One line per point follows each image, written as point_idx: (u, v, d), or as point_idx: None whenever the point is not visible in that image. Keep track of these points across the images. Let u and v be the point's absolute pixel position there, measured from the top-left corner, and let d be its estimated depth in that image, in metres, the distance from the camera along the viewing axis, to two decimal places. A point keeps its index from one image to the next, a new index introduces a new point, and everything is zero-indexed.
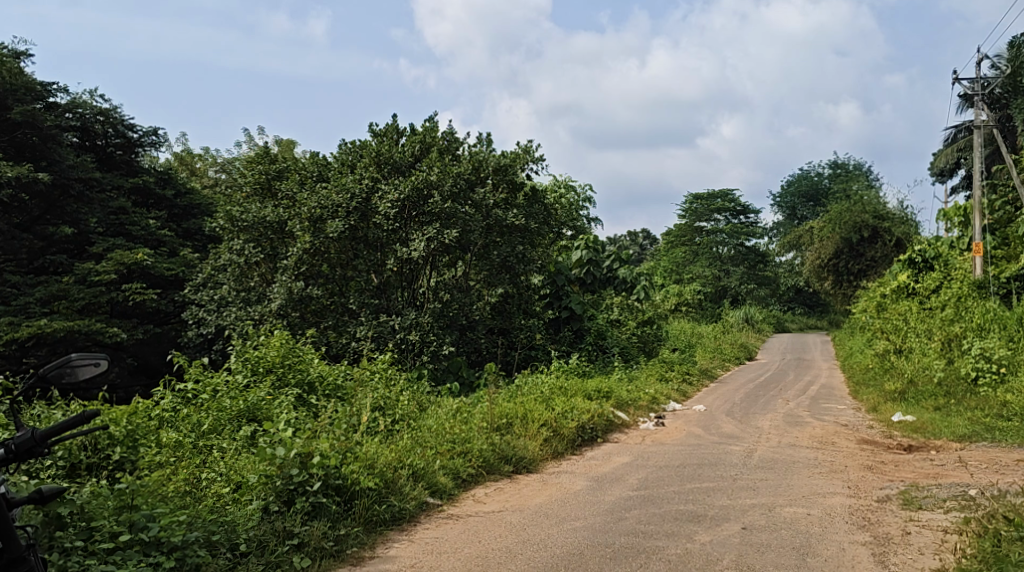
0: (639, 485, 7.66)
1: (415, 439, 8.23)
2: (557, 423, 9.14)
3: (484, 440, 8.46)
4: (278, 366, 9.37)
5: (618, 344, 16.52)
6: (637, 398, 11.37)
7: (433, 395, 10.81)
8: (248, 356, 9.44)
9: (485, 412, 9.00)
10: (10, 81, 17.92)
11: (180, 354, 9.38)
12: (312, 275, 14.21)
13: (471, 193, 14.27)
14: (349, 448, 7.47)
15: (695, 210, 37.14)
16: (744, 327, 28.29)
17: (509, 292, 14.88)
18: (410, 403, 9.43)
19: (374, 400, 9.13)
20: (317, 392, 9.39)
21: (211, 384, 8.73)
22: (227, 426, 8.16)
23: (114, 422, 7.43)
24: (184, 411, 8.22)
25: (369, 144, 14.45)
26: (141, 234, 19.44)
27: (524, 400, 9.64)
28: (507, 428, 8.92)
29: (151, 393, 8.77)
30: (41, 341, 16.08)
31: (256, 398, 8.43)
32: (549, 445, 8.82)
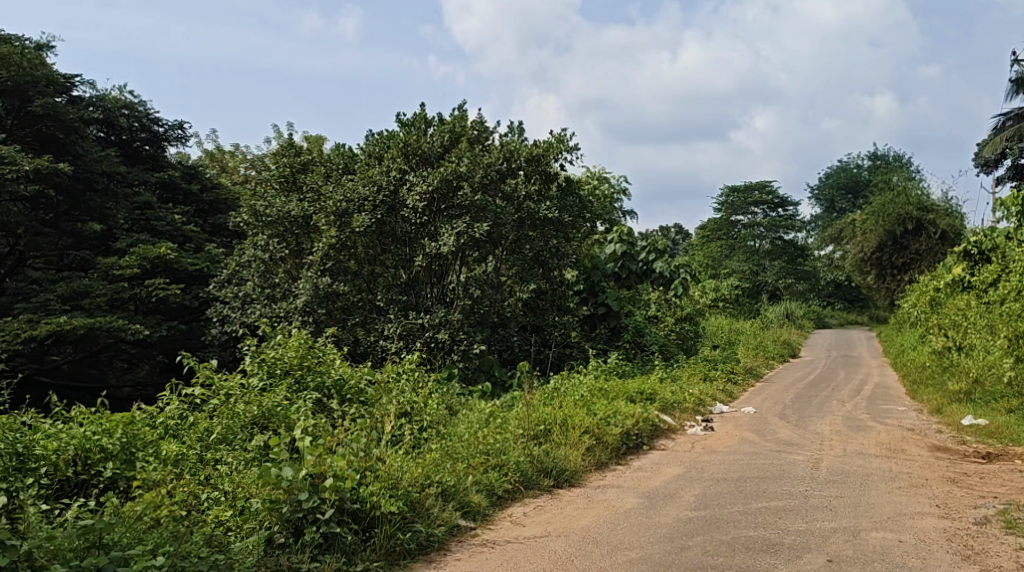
0: (697, 503, 6.92)
1: (446, 451, 7.54)
2: (600, 430, 8.42)
3: (520, 451, 7.74)
4: (296, 369, 8.76)
5: (656, 342, 15.70)
6: (683, 401, 10.61)
7: (465, 399, 10.10)
8: (265, 357, 8.79)
9: (521, 418, 8.27)
10: (31, 73, 17.38)
11: (192, 356, 8.73)
12: (340, 270, 13.53)
13: (503, 184, 13.60)
14: (371, 467, 6.81)
15: (731, 204, 36.22)
16: (784, 323, 27.39)
17: (542, 287, 14.16)
18: (438, 408, 8.76)
19: (399, 404, 8.45)
20: (339, 397, 8.73)
21: (223, 388, 8.11)
22: (239, 434, 7.54)
23: (108, 434, 7.20)
24: (190, 419, 7.68)
25: (396, 134, 13.83)
26: (166, 229, 18.84)
27: (563, 404, 8.91)
28: (546, 436, 8.18)
29: (157, 398, 8.21)
30: (61, 339, 15.55)
31: (271, 404, 7.79)
32: (591, 455, 8.11)
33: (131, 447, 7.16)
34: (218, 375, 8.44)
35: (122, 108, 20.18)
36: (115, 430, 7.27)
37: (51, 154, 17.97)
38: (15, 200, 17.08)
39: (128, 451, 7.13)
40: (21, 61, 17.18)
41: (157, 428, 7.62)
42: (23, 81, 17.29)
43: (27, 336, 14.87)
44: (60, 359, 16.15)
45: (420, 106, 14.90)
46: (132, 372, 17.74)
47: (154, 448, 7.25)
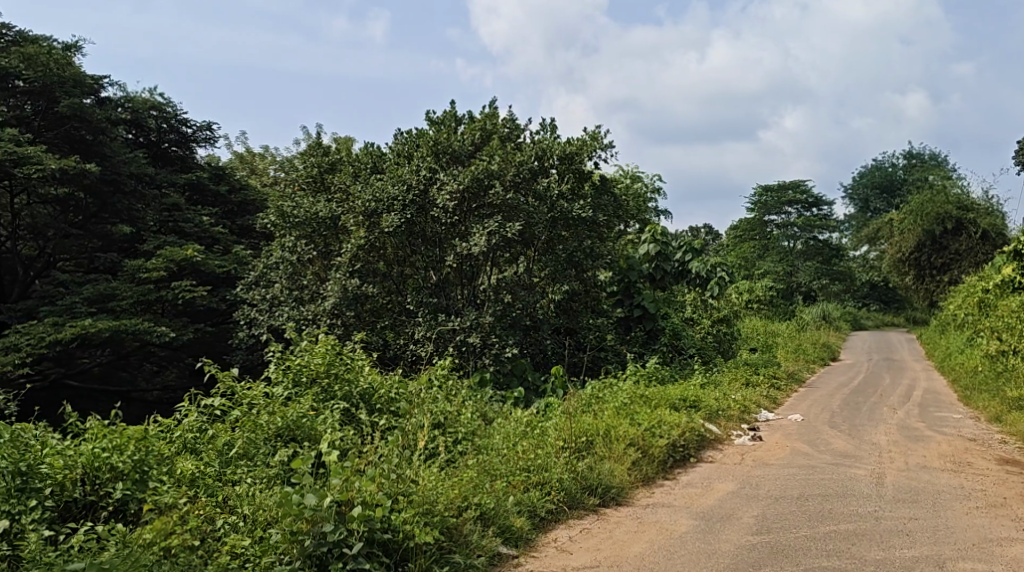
0: (759, 527, 6.45)
1: (485, 469, 7.10)
2: (645, 442, 7.96)
3: (563, 466, 7.28)
4: (323, 376, 8.34)
5: (694, 345, 15.15)
6: (728, 408, 10.14)
7: (500, 407, 9.65)
8: (291, 363, 8.39)
9: (562, 430, 7.82)
10: (58, 73, 17.15)
11: (214, 363, 8.32)
12: (369, 272, 13.12)
13: (536, 183, 13.19)
14: (403, 490, 6.40)
15: (765, 204, 35.60)
16: (820, 325, 26.73)
17: (575, 289, 13.65)
18: (473, 418, 8.32)
19: (432, 415, 8.04)
20: (368, 407, 8.30)
21: (246, 397, 7.73)
22: (261, 448, 7.19)
23: (119, 450, 6.79)
24: (209, 433, 7.30)
25: (426, 132, 13.46)
26: (193, 231, 18.53)
27: (604, 413, 8.45)
28: (589, 448, 7.72)
29: (175, 410, 7.84)
30: (87, 343, 15.24)
31: (296, 415, 7.41)
32: (637, 469, 7.64)
33: (143, 464, 6.75)
34: (242, 385, 8.06)
35: (150, 109, 19.94)
36: (127, 444, 6.86)
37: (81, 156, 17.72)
38: (45, 202, 17.32)
39: (142, 467, 6.74)
40: (48, 62, 16.99)
41: (173, 443, 7.22)
42: (49, 82, 17.08)
43: (52, 340, 14.56)
44: (89, 362, 15.84)
45: (450, 104, 14.49)
46: (161, 376, 17.39)
47: (170, 467, 6.86)
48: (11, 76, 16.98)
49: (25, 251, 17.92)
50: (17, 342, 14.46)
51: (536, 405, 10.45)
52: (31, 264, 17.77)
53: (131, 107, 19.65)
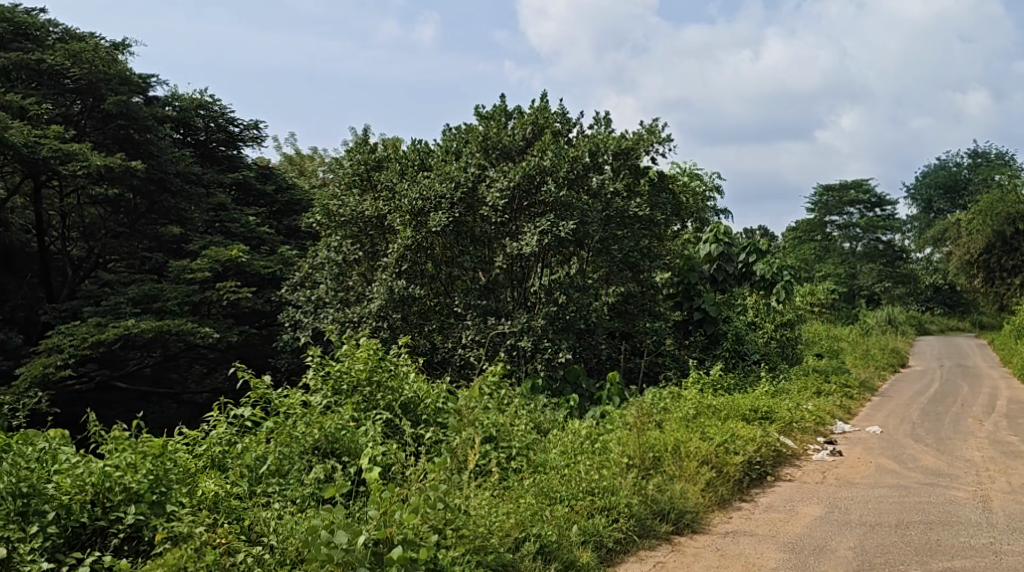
0: (860, 563, 5.96)
1: (542, 490, 6.57)
2: (718, 459, 7.35)
3: (628, 486, 6.72)
4: (364, 384, 7.90)
5: (758, 350, 14.38)
6: (802, 420, 9.51)
7: (554, 418, 9.02)
8: (331, 369, 7.93)
9: (625, 445, 7.27)
10: (105, 71, 16.89)
11: (246, 368, 7.85)
12: (416, 273, 12.59)
13: (589, 180, 12.54)
14: (451, 523, 5.88)
15: (826, 204, 34.75)
16: (885, 329, 25.71)
17: (632, 292, 12.97)
18: (526, 429, 7.76)
19: (483, 428, 7.47)
20: (413, 417, 7.85)
21: (284, 405, 7.45)
22: (295, 464, 6.91)
23: (133, 466, 6.33)
24: (239, 447, 6.89)
25: (475, 128, 12.93)
26: (240, 231, 18.17)
27: (670, 426, 7.90)
28: (656, 465, 7.17)
29: (205, 418, 7.45)
30: (131, 344, 14.87)
31: (334, 427, 7.20)
32: (712, 491, 7.04)
33: (159, 484, 6.32)
34: (277, 394, 7.64)
35: (199, 108, 19.68)
36: (141, 462, 6.37)
37: (129, 155, 17.50)
38: (94, 203, 17.25)
39: (158, 488, 6.31)
40: (94, 60, 16.72)
41: (199, 458, 6.80)
42: (95, 80, 16.81)
43: (94, 341, 14.18)
44: (138, 363, 15.53)
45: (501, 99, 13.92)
46: (212, 377, 16.73)
47: (190, 487, 6.42)
48: (59, 75, 16.74)
49: (75, 252, 17.78)
50: (60, 343, 14.11)
51: (591, 415, 9.83)
52: (81, 265, 17.67)
53: (179, 106, 19.41)
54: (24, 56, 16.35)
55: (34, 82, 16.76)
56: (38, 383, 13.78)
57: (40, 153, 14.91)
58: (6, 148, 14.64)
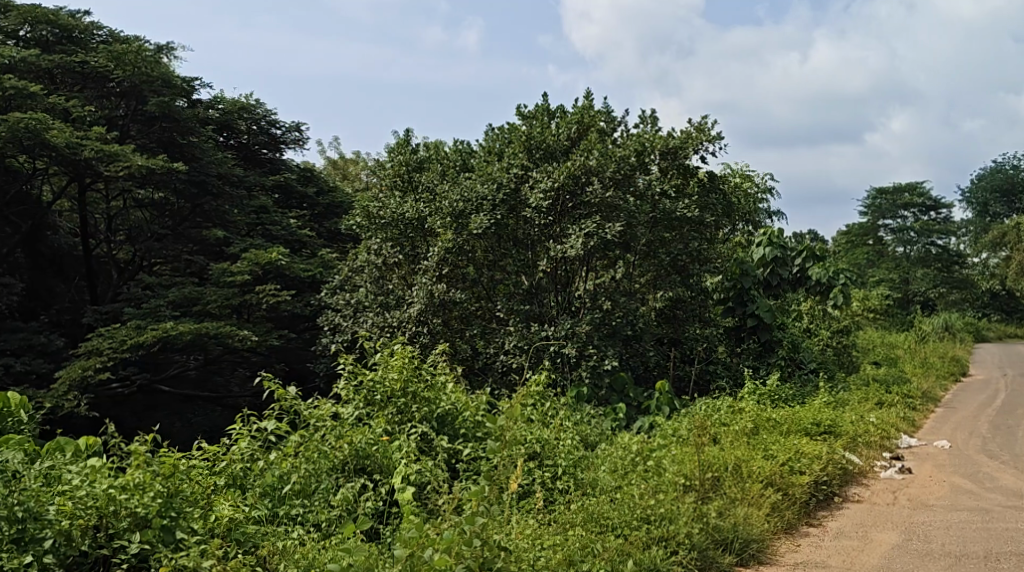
0: None
1: (592, 517, 6.20)
2: (784, 481, 6.98)
3: (691, 511, 6.31)
4: (399, 396, 7.72)
5: (814, 359, 13.76)
6: (867, 434, 8.98)
7: (602, 432, 8.56)
8: (364, 379, 7.80)
9: (681, 466, 6.88)
10: (147, 72, 16.68)
11: (274, 378, 7.67)
12: (457, 278, 12.18)
13: (636, 180, 12.00)
14: (488, 563, 5.59)
15: (880, 207, 34.09)
16: (943, 336, 24.84)
17: (680, 296, 12.39)
18: (571, 443, 7.42)
19: (527, 445, 7.21)
20: (450, 430, 7.72)
21: (315, 415, 7.39)
22: (325, 481, 6.86)
23: (143, 487, 6.17)
24: (261, 463, 6.86)
25: (518, 127, 12.46)
26: (281, 233, 17.86)
27: (728, 442, 7.52)
28: (717, 488, 6.77)
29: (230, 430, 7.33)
30: (169, 346, 14.56)
31: (364, 442, 7.11)
32: (777, 516, 6.66)
33: (169, 508, 6.18)
34: (307, 405, 7.57)
35: (241, 110, 19.48)
36: (150, 483, 6.21)
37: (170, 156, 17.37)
38: (141, 206, 17.25)
39: (168, 511, 6.17)
40: (137, 60, 16.50)
41: (219, 475, 6.75)
42: (137, 82, 16.61)
43: (132, 343, 13.87)
44: (180, 366, 15.29)
45: (546, 98, 13.46)
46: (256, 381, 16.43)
47: (201, 510, 6.31)
48: (101, 76, 16.56)
49: (120, 255, 17.70)
50: (98, 345, 13.81)
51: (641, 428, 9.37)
52: (126, 269, 17.52)
53: (222, 109, 19.24)
54: (67, 57, 16.18)
55: (78, 84, 16.61)
56: (76, 387, 13.47)
57: (81, 153, 14.68)
58: (47, 149, 14.43)
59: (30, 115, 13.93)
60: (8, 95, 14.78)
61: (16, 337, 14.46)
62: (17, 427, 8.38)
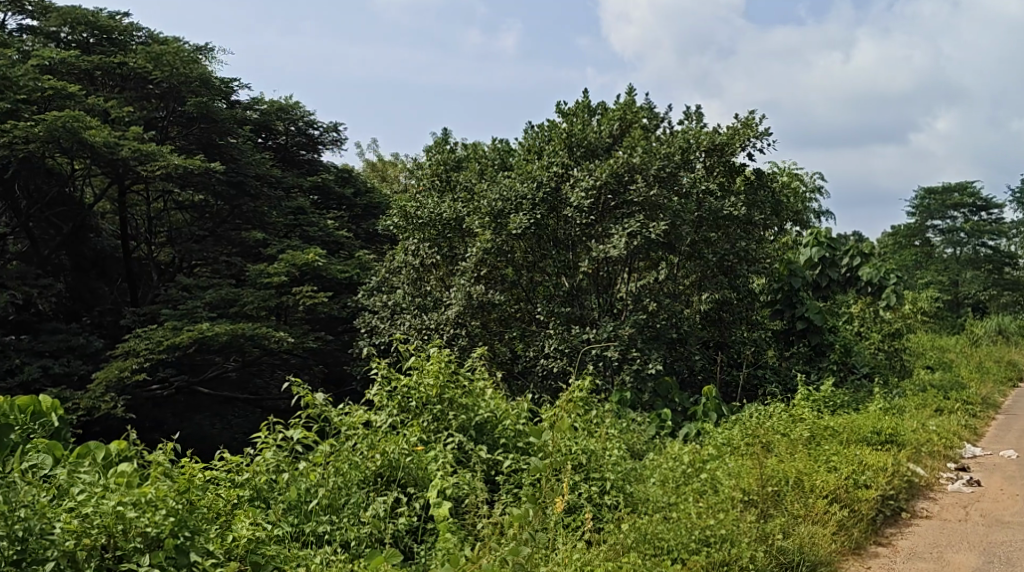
0: None
1: (645, 538, 6.02)
2: (848, 495, 6.77)
3: (751, 528, 6.10)
4: (435, 402, 7.44)
5: (867, 363, 13.19)
6: (931, 444, 8.55)
7: (644, 444, 8.23)
8: (398, 385, 7.49)
9: (738, 480, 6.69)
10: (185, 72, 16.50)
11: (303, 383, 7.37)
12: (495, 279, 11.83)
13: (681, 179, 11.49)
14: None
15: (928, 207, 33.30)
16: (996, 340, 24.06)
17: (727, 298, 11.87)
18: (617, 454, 7.20)
19: (572, 456, 6.99)
20: (490, 440, 7.43)
21: (347, 424, 7.11)
22: (356, 493, 6.64)
23: (156, 504, 5.89)
24: (285, 476, 6.56)
25: (558, 125, 12.08)
26: (317, 235, 17.45)
27: (784, 458, 7.28)
28: (777, 502, 6.57)
29: (262, 436, 7.05)
30: (205, 348, 14.31)
31: (397, 452, 6.86)
32: (844, 535, 6.39)
33: (183, 527, 5.85)
34: (338, 412, 7.29)
35: (278, 111, 19.28)
36: (163, 501, 5.93)
37: (208, 158, 17.26)
38: (183, 209, 17.41)
39: (182, 531, 5.84)
40: (175, 61, 16.31)
41: (242, 488, 6.46)
42: (175, 82, 16.44)
43: (169, 344, 13.57)
44: (219, 368, 15.04)
45: (587, 95, 13.07)
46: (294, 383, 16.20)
47: (218, 530, 6.03)
48: (139, 77, 16.38)
49: (162, 257, 17.60)
50: (135, 347, 13.51)
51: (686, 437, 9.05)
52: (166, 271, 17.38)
53: (260, 110, 19.09)
54: (106, 58, 16.03)
55: (117, 85, 16.46)
56: (113, 388, 13.20)
57: (119, 153, 14.48)
58: (86, 149, 14.25)
59: (68, 114, 13.74)
60: (47, 95, 14.62)
61: (54, 338, 14.31)
62: (46, 432, 8.09)
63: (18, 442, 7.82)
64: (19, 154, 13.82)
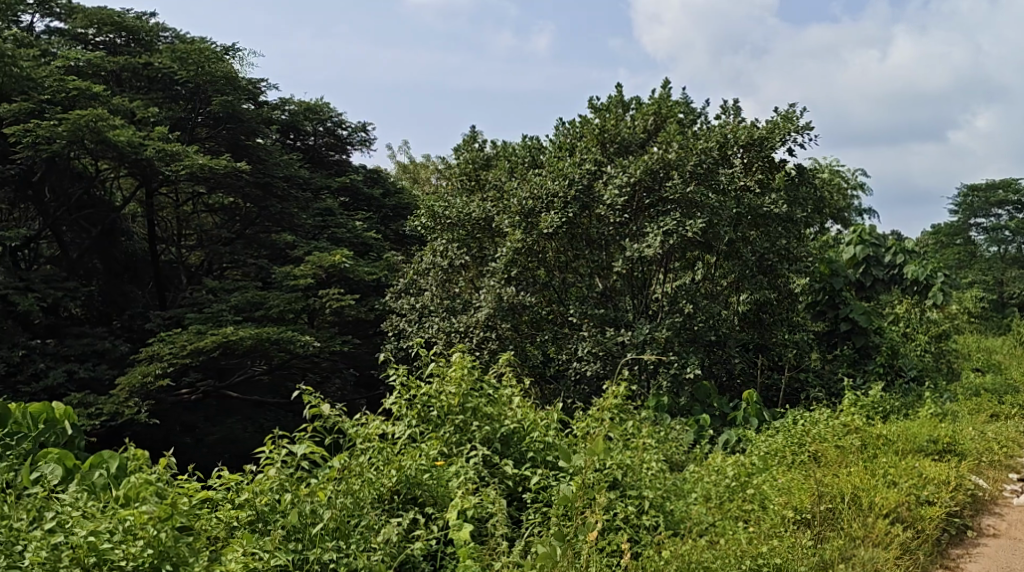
0: None
1: (690, 567, 5.81)
2: (910, 513, 6.65)
3: (807, 554, 6.05)
4: (457, 412, 7.06)
5: (916, 366, 12.49)
6: (992, 453, 8.11)
7: (676, 453, 7.88)
8: (418, 394, 7.14)
9: (790, 497, 6.60)
10: (210, 71, 16.22)
11: (312, 394, 6.96)
12: (527, 280, 11.40)
13: (719, 175, 10.93)
14: None
15: (971, 205, 32.56)
16: None
17: (768, 298, 11.34)
18: (651, 471, 6.79)
19: (609, 473, 6.61)
20: (516, 454, 7.03)
21: (363, 438, 6.72)
22: (368, 513, 6.27)
23: (139, 531, 5.64)
24: (286, 497, 6.09)
25: (590, 120, 11.64)
26: (345, 236, 16.97)
27: (841, 468, 7.13)
28: (833, 521, 6.52)
29: (274, 448, 6.57)
30: (230, 352, 13.93)
31: (414, 469, 6.52)
32: (909, 558, 6.28)
33: (164, 559, 5.60)
34: (352, 423, 6.89)
35: (306, 111, 18.98)
36: (140, 530, 5.65)
37: (235, 158, 16.98)
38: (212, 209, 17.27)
39: (164, 562, 5.60)
40: (202, 60, 16.01)
41: (243, 510, 6.12)
42: (200, 81, 16.17)
43: (193, 349, 13.23)
44: (248, 371, 14.68)
45: (620, 89, 12.60)
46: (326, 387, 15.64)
47: (204, 559, 5.72)
48: (165, 77, 16.13)
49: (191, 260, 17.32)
50: (158, 351, 13.18)
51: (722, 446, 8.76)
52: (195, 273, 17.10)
53: (287, 110, 18.80)
54: (130, 58, 15.79)
55: (142, 85, 16.21)
56: (137, 394, 12.87)
57: (142, 153, 14.19)
58: (110, 149, 13.98)
59: (91, 112, 13.45)
60: (72, 95, 14.20)
61: (79, 342, 14.05)
62: (58, 441, 7.73)
63: (28, 451, 7.46)
64: (42, 154, 13.54)
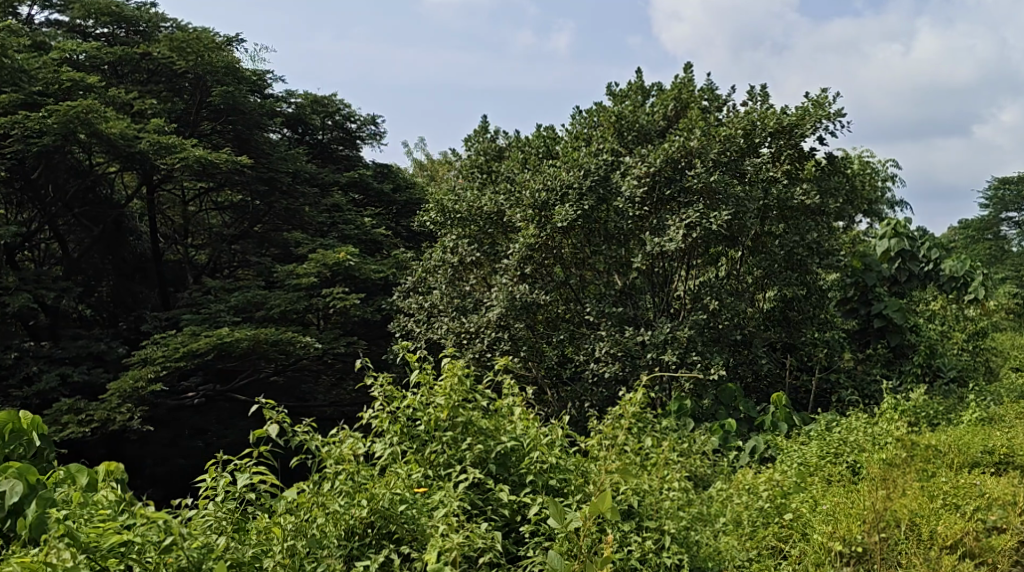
0: None
1: None
2: (977, 544, 6.09)
3: None
4: (448, 429, 6.37)
5: (956, 366, 11.68)
6: None
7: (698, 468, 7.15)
8: (403, 406, 6.44)
9: (837, 526, 6.10)
10: (210, 61, 15.51)
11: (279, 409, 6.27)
12: (540, 278, 10.70)
13: (744, 163, 10.11)
14: None
15: (1002, 199, 31.65)
16: None
17: (797, 295, 10.55)
18: (668, 496, 6.06)
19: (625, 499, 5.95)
20: (513, 476, 6.34)
21: (337, 460, 6.07)
22: (332, 550, 5.66)
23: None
24: (221, 543, 5.47)
25: (607, 107, 10.90)
26: (353, 233, 16.27)
27: (889, 489, 6.48)
28: (891, 556, 5.99)
29: (216, 476, 5.88)
30: (226, 356, 13.29)
31: (388, 499, 5.84)
32: None
33: None
34: (323, 442, 6.21)
35: (314, 105, 18.34)
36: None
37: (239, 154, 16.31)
38: (220, 208, 16.68)
39: None
40: (200, 48, 15.28)
41: (173, 555, 5.33)
42: (201, 72, 15.45)
43: (187, 351, 12.57)
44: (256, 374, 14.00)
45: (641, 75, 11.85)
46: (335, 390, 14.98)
47: None
48: (165, 68, 15.52)
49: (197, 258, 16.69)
50: (151, 354, 12.54)
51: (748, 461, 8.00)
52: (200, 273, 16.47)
53: (294, 103, 18.15)
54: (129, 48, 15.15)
55: (141, 77, 15.57)
56: (129, 399, 12.22)
57: (137, 146, 13.55)
58: (104, 143, 13.35)
59: (83, 104, 12.81)
60: (65, 87, 13.58)
61: (75, 344, 13.41)
62: (26, 455, 7.07)
63: None
64: (32, 147, 12.88)
